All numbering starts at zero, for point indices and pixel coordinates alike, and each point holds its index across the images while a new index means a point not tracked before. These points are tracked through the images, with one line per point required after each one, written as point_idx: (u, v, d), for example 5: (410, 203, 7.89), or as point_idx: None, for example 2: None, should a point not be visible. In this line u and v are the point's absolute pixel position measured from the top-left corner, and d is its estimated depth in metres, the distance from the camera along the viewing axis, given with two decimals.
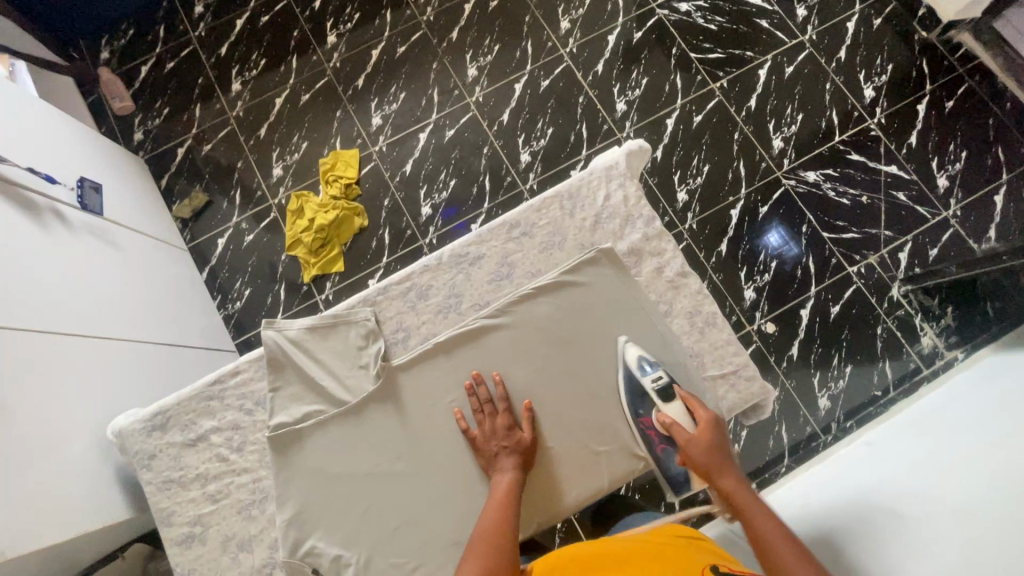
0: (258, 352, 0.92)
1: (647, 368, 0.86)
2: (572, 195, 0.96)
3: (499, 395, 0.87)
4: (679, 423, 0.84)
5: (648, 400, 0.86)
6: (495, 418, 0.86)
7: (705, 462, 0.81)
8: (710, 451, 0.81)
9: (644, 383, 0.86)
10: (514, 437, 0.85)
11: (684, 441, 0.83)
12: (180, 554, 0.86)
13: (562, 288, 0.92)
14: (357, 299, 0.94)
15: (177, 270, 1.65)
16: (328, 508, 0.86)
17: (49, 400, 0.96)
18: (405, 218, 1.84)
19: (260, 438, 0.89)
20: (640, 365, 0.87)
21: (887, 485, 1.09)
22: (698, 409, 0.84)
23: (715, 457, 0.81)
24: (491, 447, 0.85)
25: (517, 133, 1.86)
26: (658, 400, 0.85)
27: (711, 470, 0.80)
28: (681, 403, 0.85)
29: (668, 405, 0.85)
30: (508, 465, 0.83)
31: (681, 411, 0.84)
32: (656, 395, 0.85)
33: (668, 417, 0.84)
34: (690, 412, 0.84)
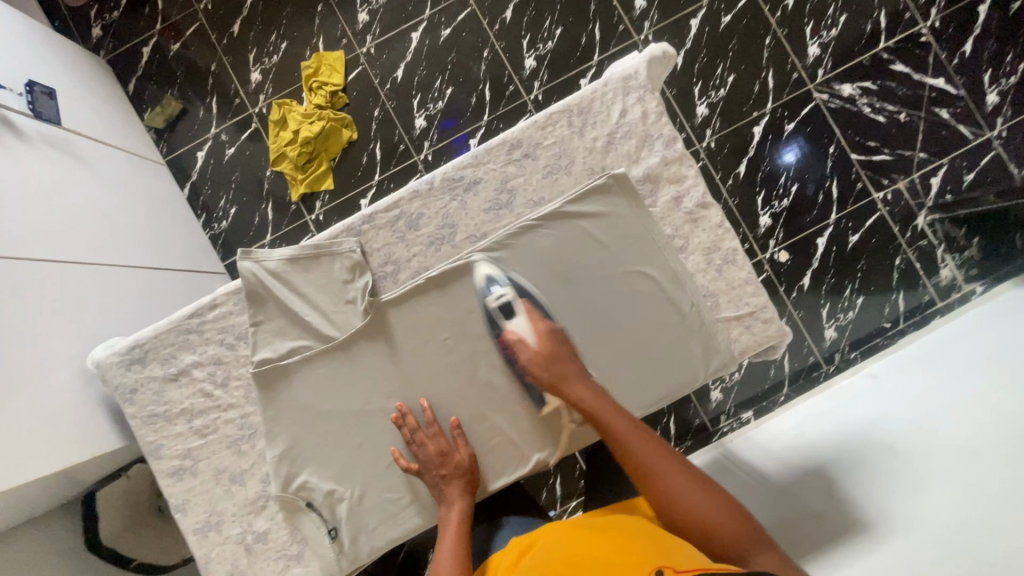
0: (236, 284, 0.85)
1: (493, 286, 0.82)
2: (583, 109, 0.84)
3: (428, 419, 0.81)
4: (523, 339, 0.80)
5: (496, 321, 0.82)
6: (428, 446, 0.80)
7: (552, 376, 0.78)
8: (554, 364, 0.78)
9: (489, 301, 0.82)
10: (450, 461, 0.80)
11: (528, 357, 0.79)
12: (173, 486, 0.84)
13: (569, 216, 0.83)
14: (340, 227, 0.85)
15: (154, 187, 1.54)
16: (319, 444, 0.84)
17: (23, 330, 0.91)
18: (397, 131, 1.70)
19: (244, 373, 0.85)
20: (487, 282, 0.82)
21: (888, 416, 1.04)
22: (539, 321, 0.81)
23: (562, 366, 0.78)
24: (431, 474, 0.80)
25: (521, 33, 1.67)
26: (501, 317, 0.81)
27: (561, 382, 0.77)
28: (525, 318, 0.81)
29: (512, 321, 0.81)
30: (454, 493, 0.78)
31: (524, 326, 0.80)
32: (499, 312, 0.81)
33: (514, 334, 0.80)
34: (530, 325, 0.80)
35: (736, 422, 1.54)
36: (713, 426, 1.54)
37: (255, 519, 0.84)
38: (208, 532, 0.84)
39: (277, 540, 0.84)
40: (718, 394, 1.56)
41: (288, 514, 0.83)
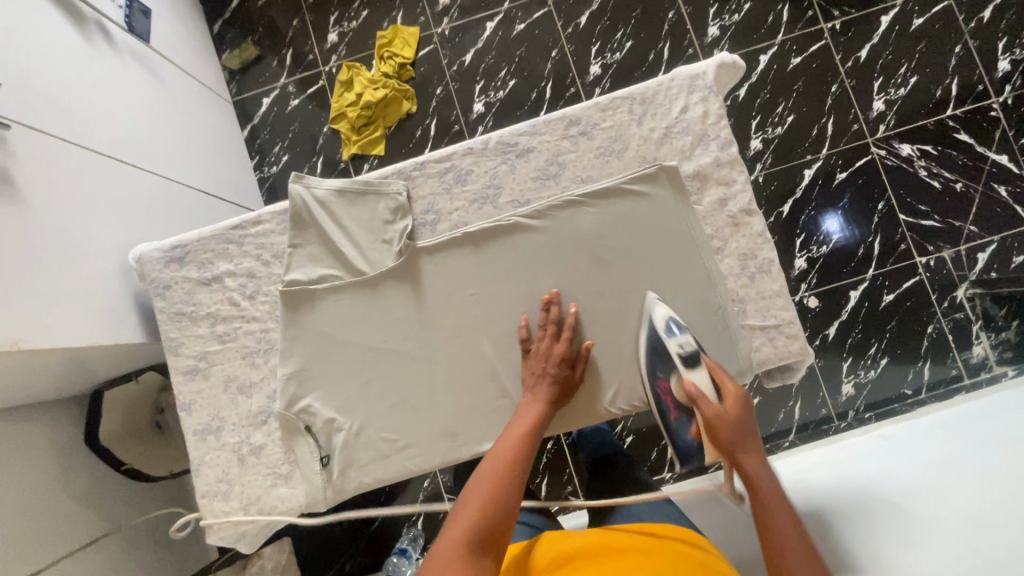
0: (283, 206, 0.88)
1: (674, 331, 0.77)
2: (645, 99, 0.85)
3: (569, 323, 0.81)
4: (707, 397, 0.71)
5: (670, 364, 0.77)
6: (554, 344, 0.81)
7: (732, 441, 0.67)
8: (738, 430, 0.67)
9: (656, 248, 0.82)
10: (562, 370, 0.80)
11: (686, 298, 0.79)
12: (183, 385, 0.87)
13: (612, 199, 0.84)
14: (391, 170, 0.88)
15: (218, 121, 1.60)
16: (329, 373, 0.85)
17: (78, 213, 0.96)
18: (454, 111, 1.74)
19: (272, 291, 0.87)
20: (668, 327, 0.78)
21: (899, 479, 1.00)
22: (728, 382, 0.71)
23: (742, 436, 0.67)
24: (540, 368, 0.80)
25: (592, 39, 1.71)
26: (679, 365, 0.75)
27: (735, 449, 0.66)
28: (709, 373, 0.73)
29: (694, 371, 0.74)
30: (543, 395, 0.78)
31: (706, 378, 0.73)
32: (679, 359, 0.75)
33: (694, 385, 0.72)
34: (719, 387, 0.71)
35: None
36: None
37: (253, 433, 0.86)
38: (206, 436, 0.86)
39: (270, 457, 0.85)
40: None
41: (286, 433, 0.85)
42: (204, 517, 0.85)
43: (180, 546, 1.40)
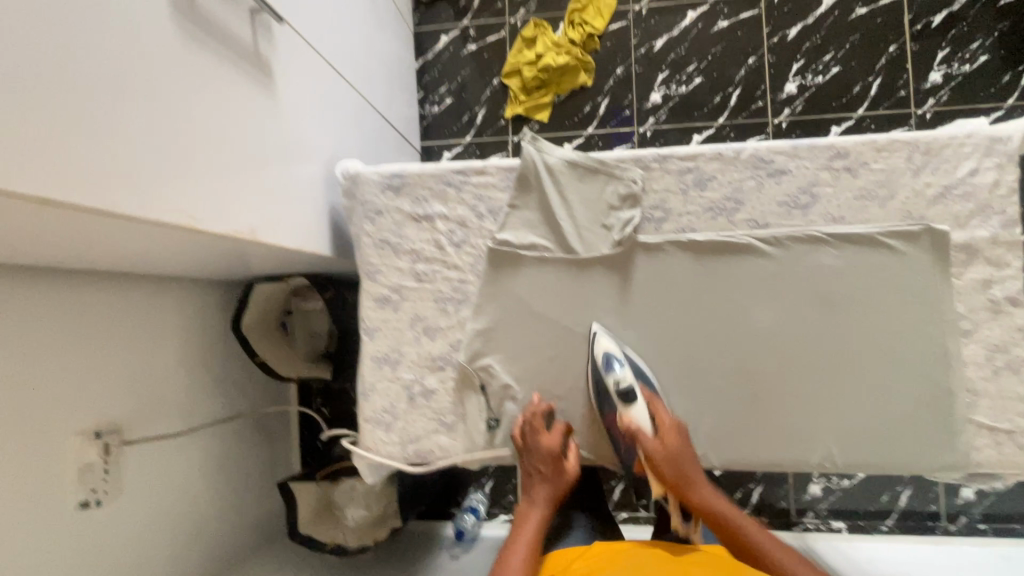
0: (512, 163, 0.87)
1: (613, 365, 0.78)
2: (929, 150, 0.77)
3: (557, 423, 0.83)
4: (644, 430, 0.78)
5: (611, 397, 0.80)
6: (540, 438, 0.82)
7: (680, 476, 0.77)
8: (683, 464, 0.77)
9: (606, 380, 0.79)
10: (553, 464, 0.82)
11: (646, 448, 0.78)
12: (373, 311, 0.89)
13: (862, 246, 0.78)
14: (630, 154, 0.84)
15: (399, 49, 1.61)
16: (515, 341, 0.85)
17: (306, 117, 0.98)
18: (629, 95, 1.67)
19: (480, 244, 0.87)
20: (607, 360, 0.79)
21: None
22: (661, 410, 0.79)
23: (682, 466, 0.78)
24: (529, 465, 0.82)
25: (796, 56, 1.61)
26: (618, 400, 0.79)
27: (684, 480, 0.78)
28: (646, 404, 0.79)
29: (633, 407, 0.79)
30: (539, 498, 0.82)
31: (645, 415, 0.78)
32: (617, 393, 0.79)
33: (632, 421, 0.79)
34: (655, 416, 0.79)
35: (825, 526, 1.52)
36: (797, 517, 1.52)
37: (428, 375, 0.87)
38: (383, 365, 0.88)
39: (439, 403, 0.87)
40: (819, 490, 1.52)
41: (460, 386, 0.86)
42: (363, 440, 0.88)
43: (278, 435, 1.58)
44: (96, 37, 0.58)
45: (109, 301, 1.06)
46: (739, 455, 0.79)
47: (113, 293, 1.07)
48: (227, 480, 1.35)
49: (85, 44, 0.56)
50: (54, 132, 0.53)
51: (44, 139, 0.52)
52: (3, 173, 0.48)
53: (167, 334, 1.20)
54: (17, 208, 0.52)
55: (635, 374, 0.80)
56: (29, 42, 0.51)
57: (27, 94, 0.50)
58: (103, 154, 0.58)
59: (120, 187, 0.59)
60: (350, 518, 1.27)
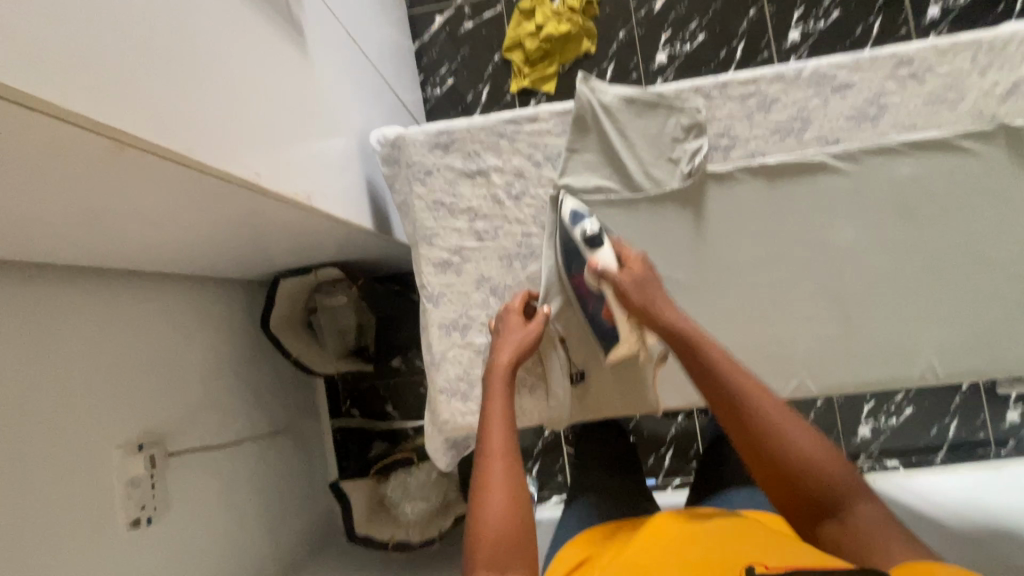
0: (565, 107, 0.83)
1: (579, 220, 0.77)
2: (993, 48, 0.76)
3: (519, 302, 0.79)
4: (611, 269, 0.73)
5: (580, 256, 0.77)
6: (512, 321, 0.77)
7: (645, 298, 0.70)
8: (647, 291, 0.70)
9: (572, 232, 0.77)
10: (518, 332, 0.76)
11: (614, 285, 0.72)
12: (434, 276, 0.84)
13: (938, 152, 0.76)
14: (688, 84, 0.81)
15: (398, 30, 1.57)
16: (590, 291, 0.82)
17: (335, 85, 0.93)
18: (634, 59, 1.66)
19: (541, 195, 0.83)
20: (574, 216, 0.78)
21: None
22: (630, 253, 0.74)
23: (651, 293, 0.70)
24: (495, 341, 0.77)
25: (796, 3, 1.61)
26: (585, 250, 0.76)
27: (651, 305, 0.69)
28: (613, 252, 0.75)
29: (600, 252, 0.75)
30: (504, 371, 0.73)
31: (610, 257, 0.74)
32: (583, 243, 0.76)
33: (599, 265, 0.74)
34: (619, 256, 0.74)
35: (879, 467, 1.52)
36: (850, 461, 1.52)
37: None
38: (451, 331, 0.83)
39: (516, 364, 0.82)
40: (868, 432, 1.52)
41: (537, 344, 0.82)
42: (438, 413, 0.83)
43: (313, 442, 1.51)
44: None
45: (134, 305, 0.99)
46: (834, 378, 0.78)
47: (138, 296, 1.00)
48: (271, 491, 1.27)
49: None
50: (119, 65, 0.49)
51: (112, 72, 0.48)
52: (70, 104, 0.44)
53: (195, 339, 1.12)
54: (90, 151, 0.49)
55: (601, 227, 0.78)
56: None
57: (91, 21, 0.47)
58: (168, 96, 0.54)
59: (187, 133, 0.56)
60: (408, 513, 1.24)
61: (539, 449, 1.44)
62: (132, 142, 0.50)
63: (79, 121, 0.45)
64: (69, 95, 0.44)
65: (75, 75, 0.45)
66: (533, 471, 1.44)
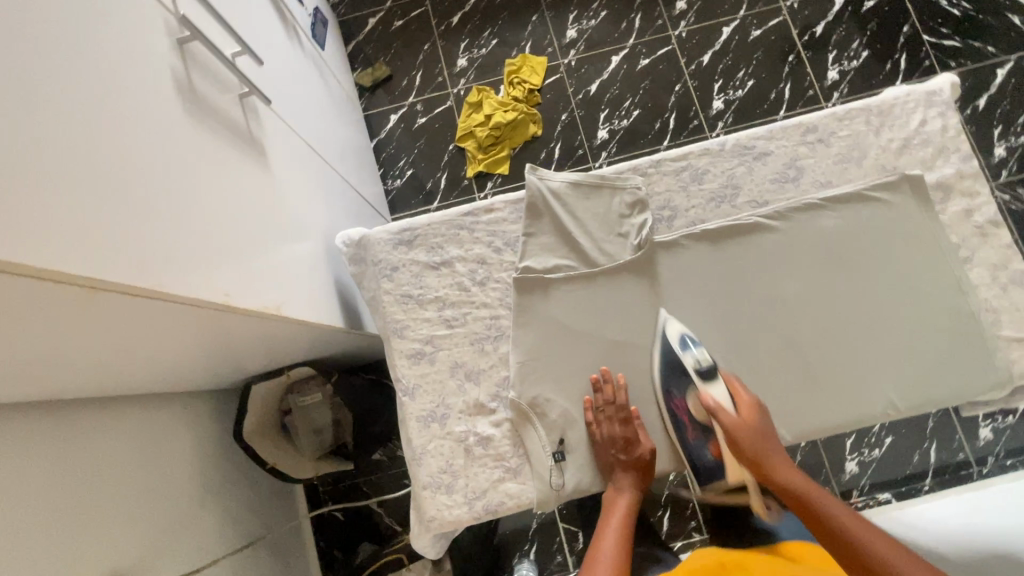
0: (518, 196, 0.90)
1: (690, 346, 0.80)
2: (882, 112, 0.87)
3: (624, 403, 0.81)
4: (723, 407, 0.78)
5: (687, 380, 0.81)
6: (616, 426, 0.80)
7: (754, 448, 0.76)
8: (758, 437, 0.76)
9: (684, 361, 0.80)
10: (635, 451, 0.80)
11: (726, 425, 0.77)
12: (408, 368, 0.85)
13: (857, 203, 0.85)
14: (625, 166, 0.89)
15: (356, 132, 1.67)
16: (558, 366, 0.84)
17: (300, 191, 0.98)
18: (579, 136, 1.80)
19: (504, 277, 0.87)
20: (681, 341, 0.81)
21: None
22: (742, 392, 0.79)
23: (764, 440, 0.76)
24: (613, 455, 0.81)
25: (715, 77, 1.81)
26: (697, 381, 0.80)
27: (762, 457, 0.76)
28: (726, 386, 0.80)
29: (712, 386, 0.80)
30: (625, 483, 0.80)
31: (724, 394, 0.79)
32: (695, 373, 0.79)
33: (710, 398, 0.79)
34: (734, 397, 0.78)
35: (872, 502, 1.51)
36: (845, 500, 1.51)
37: (479, 421, 0.83)
38: (430, 423, 0.83)
39: (498, 447, 0.81)
40: (855, 466, 1.53)
41: (516, 425, 0.82)
42: (424, 509, 0.80)
43: (295, 555, 1.41)
44: (118, 122, 0.58)
45: (96, 431, 0.94)
46: (806, 425, 0.80)
47: (101, 421, 0.96)
48: None
49: (113, 130, 0.57)
50: (92, 215, 0.52)
51: (82, 219, 0.50)
52: (43, 262, 0.45)
53: (160, 459, 1.07)
54: (62, 300, 0.50)
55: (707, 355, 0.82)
56: (63, 128, 0.50)
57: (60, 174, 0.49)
58: (134, 234, 0.56)
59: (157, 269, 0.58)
60: None
61: (535, 527, 1.33)
62: (103, 284, 0.52)
63: (55, 276, 0.47)
64: (47, 256, 0.46)
65: (49, 232, 0.46)
66: (531, 555, 1.32)
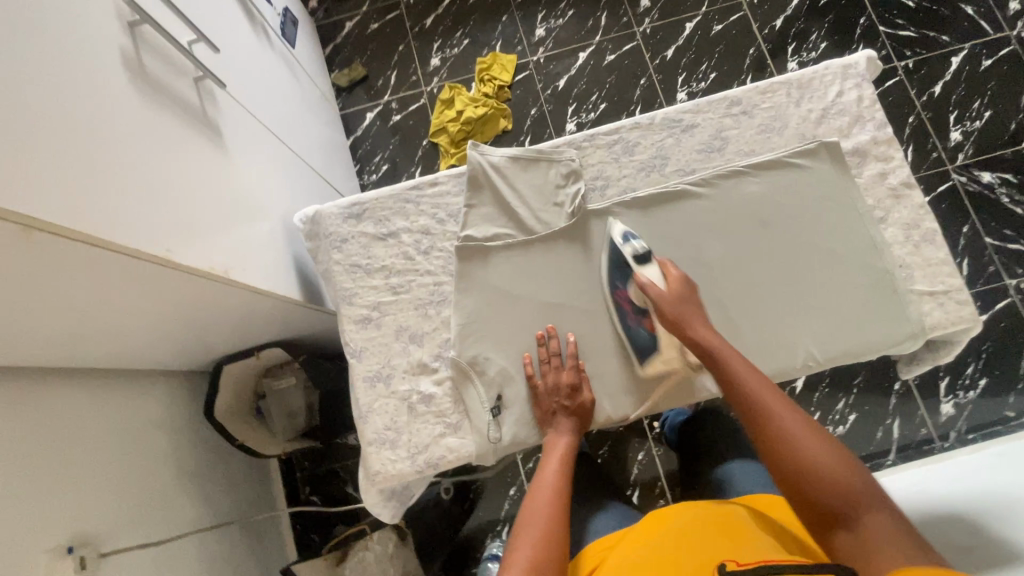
0: (460, 171, 0.95)
1: (629, 239, 0.87)
2: (802, 84, 0.92)
3: (570, 353, 0.86)
4: (654, 283, 0.84)
5: (627, 270, 0.87)
6: (561, 374, 0.84)
7: (675, 313, 0.81)
8: (682, 304, 0.81)
9: (623, 250, 0.87)
10: (576, 399, 0.84)
11: (655, 298, 0.83)
12: (355, 333, 0.90)
13: (777, 170, 0.89)
14: (561, 141, 0.95)
15: (331, 128, 1.74)
16: (497, 328, 0.88)
17: (257, 172, 1.03)
18: (548, 130, 1.86)
19: (447, 247, 0.92)
20: (624, 235, 0.88)
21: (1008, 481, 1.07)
22: (672, 268, 0.85)
23: (687, 308, 0.81)
24: (553, 404, 0.84)
25: (678, 70, 1.87)
26: (634, 265, 0.86)
27: (680, 319, 0.80)
28: (658, 267, 0.86)
29: (646, 268, 0.86)
30: (565, 427, 0.82)
31: (657, 273, 0.85)
32: (633, 259, 0.86)
33: (643, 279, 0.84)
34: (663, 273, 0.85)
35: None
36: None
37: (422, 381, 0.87)
38: (375, 383, 0.87)
39: (439, 405, 0.86)
40: None
41: (456, 383, 0.86)
42: (369, 464, 0.85)
43: (269, 534, 1.45)
44: (64, 88, 0.63)
45: (65, 401, 0.99)
46: None
47: (71, 392, 1.01)
48: None
49: (58, 94, 0.62)
50: (32, 165, 0.57)
51: (20, 165, 0.55)
52: None
53: (131, 433, 1.11)
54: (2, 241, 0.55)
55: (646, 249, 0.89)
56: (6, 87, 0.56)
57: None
58: (75, 188, 0.62)
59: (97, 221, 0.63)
60: None
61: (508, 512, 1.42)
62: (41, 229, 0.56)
63: None
64: None
65: None
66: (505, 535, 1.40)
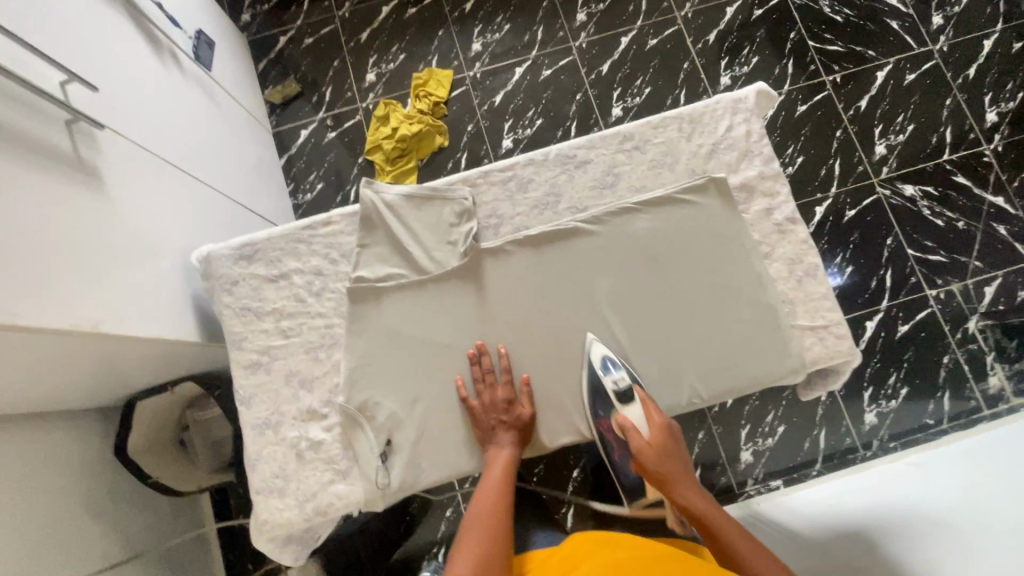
0: (353, 209, 0.93)
1: (611, 368, 0.84)
2: (693, 119, 0.93)
3: (503, 367, 0.86)
4: (637, 430, 0.82)
5: (608, 402, 0.84)
6: (495, 389, 0.84)
7: (663, 470, 0.80)
8: (667, 460, 0.81)
9: (605, 383, 0.83)
10: (513, 412, 0.84)
11: (638, 451, 0.81)
12: (244, 379, 0.88)
13: (667, 206, 0.90)
14: (456, 178, 0.94)
15: (261, 148, 1.70)
16: (388, 371, 0.87)
17: (149, 211, 1.00)
18: (484, 146, 1.85)
19: (339, 287, 0.91)
20: (603, 364, 0.84)
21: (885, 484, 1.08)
22: (655, 413, 0.83)
23: (671, 464, 0.81)
24: (489, 418, 0.84)
25: (613, 86, 1.86)
26: (617, 403, 0.83)
27: (669, 478, 0.80)
28: (641, 406, 0.83)
29: (629, 408, 0.83)
30: (505, 440, 0.84)
31: (640, 416, 0.83)
32: (616, 397, 0.83)
33: (626, 420, 0.83)
34: (646, 416, 0.83)
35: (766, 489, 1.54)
36: (739, 488, 1.52)
37: (312, 426, 0.86)
38: (264, 430, 0.86)
39: (329, 452, 0.85)
40: (750, 456, 1.54)
41: (346, 429, 0.85)
42: (257, 514, 0.84)
43: None
44: None
45: None
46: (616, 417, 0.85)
47: None
48: None
49: None
50: None
51: None
52: None
53: None
54: None
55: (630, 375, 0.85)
56: None
57: None
58: None
59: None
60: None
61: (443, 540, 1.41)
62: None
63: None
64: None
65: None
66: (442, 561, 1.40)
